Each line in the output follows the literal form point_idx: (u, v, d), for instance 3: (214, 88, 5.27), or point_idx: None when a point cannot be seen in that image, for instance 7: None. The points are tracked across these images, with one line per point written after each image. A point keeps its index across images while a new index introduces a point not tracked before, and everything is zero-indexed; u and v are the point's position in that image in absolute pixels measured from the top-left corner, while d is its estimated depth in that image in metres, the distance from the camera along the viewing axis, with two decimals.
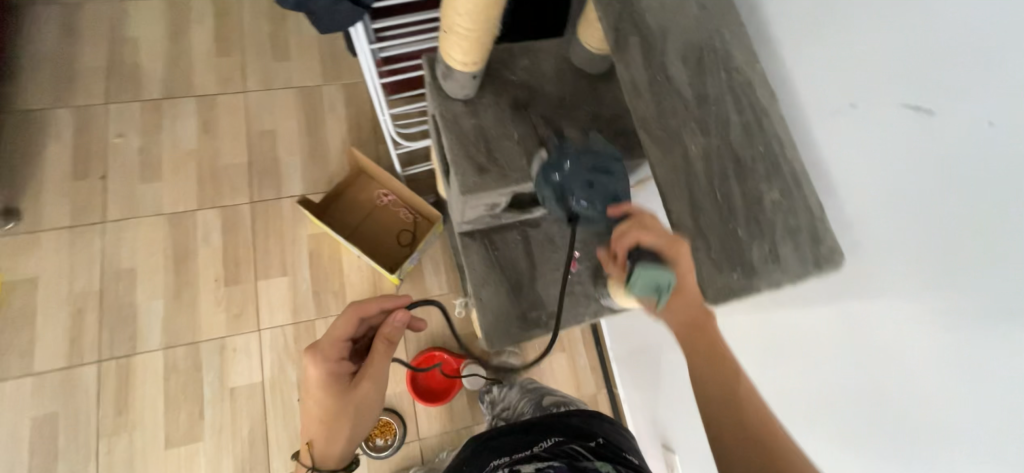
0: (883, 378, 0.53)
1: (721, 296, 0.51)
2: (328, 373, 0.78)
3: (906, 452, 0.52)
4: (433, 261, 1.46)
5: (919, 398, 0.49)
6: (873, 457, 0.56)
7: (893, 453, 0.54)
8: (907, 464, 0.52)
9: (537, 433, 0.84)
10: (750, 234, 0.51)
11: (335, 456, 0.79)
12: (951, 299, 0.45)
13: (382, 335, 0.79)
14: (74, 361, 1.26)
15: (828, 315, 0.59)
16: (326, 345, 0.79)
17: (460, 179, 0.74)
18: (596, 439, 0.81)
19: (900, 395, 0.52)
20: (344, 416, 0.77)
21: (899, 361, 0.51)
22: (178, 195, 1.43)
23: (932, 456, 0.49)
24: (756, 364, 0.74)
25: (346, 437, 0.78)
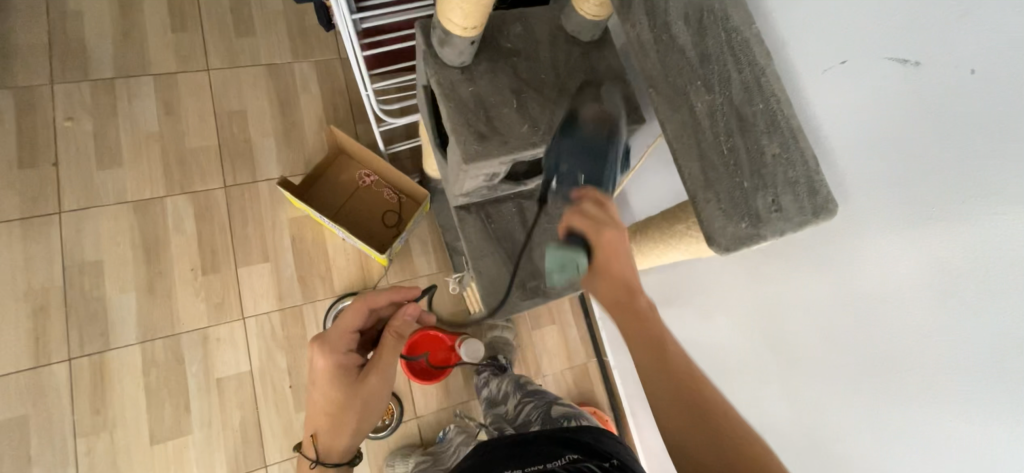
0: (876, 320, 0.59)
1: (731, 245, 0.53)
2: (334, 364, 0.76)
3: (900, 383, 0.58)
4: (421, 240, 1.45)
5: (909, 334, 0.56)
6: (867, 387, 0.63)
7: (885, 381, 0.60)
8: (899, 389, 0.59)
9: (549, 447, 0.73)
10: (755, 186, 0.54)
11: (338, 450, 0.75)
12: (938, 243, 0.50)
13: (391, 327, 0.77)
14: (41, 361, 1.18)
15: (823, 270, 0.65)
16: (333, 336, 0.78)
17: (462, 147, 0.74)
18: (612, 459, 0.69)
19: (891, 334, 0.58)
20: (349, 411, 0.74)
21: (890, 305, 0.57)
22: (143, 182, 1.34)
23: (925, 382, 0.55)
24: (756, 322, 0.80)
25: (350, 431, 0.74)
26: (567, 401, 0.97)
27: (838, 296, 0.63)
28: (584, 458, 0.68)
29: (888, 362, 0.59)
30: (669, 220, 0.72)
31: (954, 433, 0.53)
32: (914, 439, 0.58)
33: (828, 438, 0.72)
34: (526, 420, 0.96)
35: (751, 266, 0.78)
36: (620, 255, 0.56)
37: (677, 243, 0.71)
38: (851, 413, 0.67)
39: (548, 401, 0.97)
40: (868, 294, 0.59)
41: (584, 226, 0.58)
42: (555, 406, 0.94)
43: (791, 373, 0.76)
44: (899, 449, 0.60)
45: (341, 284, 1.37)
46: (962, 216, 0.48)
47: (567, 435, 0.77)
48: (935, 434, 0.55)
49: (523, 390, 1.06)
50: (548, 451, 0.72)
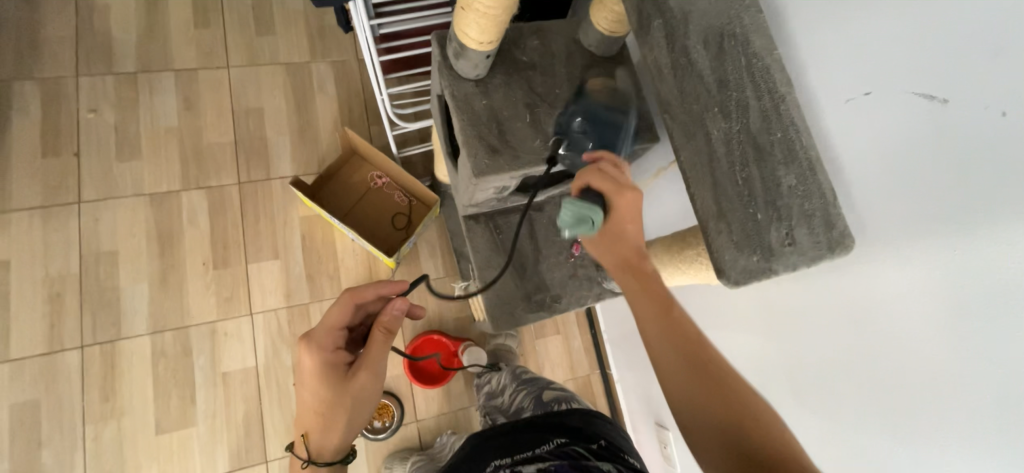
0: (886, 362, 0.58)
1: (740, 278, 0.53)
2: (323, 362, 0.76)
3: (910, 427, 0.57)
4: (429, 245, 1.45)
5: (921, 379, 0.54)
6: (875, 420, 0.61)
7: (893, 416, 0.58)
8: (908, 426, 0.57)
9: (536, 434, 0.73)
10: (768, 218, 0.52)
11: (331, 448, 0.76)
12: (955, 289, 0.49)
13: (379, 324, 0.76)
14: (54, 347, 1.21)
15: (835, 305, 0.63)
16: (320, 334, 0.77)
17: (472, 161, 0.74)
18: (599, 440, 0.70)
19: (902, 377, 0.56)
20: (341, 408, 0.75)
21: (902, 347, 0.55)
22: (160, 175, 1.37)
23: (935, 421, 0.53)
24: (763, 344, 0.79)
25: (343, 426, 0.75)
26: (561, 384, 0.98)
27: (848, 325, 0.62)
28: (571, 442, 0.68)
29: (898, 404, 0.57)
30: (680, 244, 0.70)
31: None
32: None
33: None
34: (519, 408, 0.98)
35: (762, 292, 0.76)
36: (634, 218, 0.60)
37: (687, 268, 0.69)
38: (859, 445, 0.65)
39: (541, 388, 0.98)
40: (880, 334, 0.58)
41: (607, 186, 0.60)
42: (546, 391, 0.96)
43: (797, 400, 0.74)
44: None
45: (348, 284, 1.38)
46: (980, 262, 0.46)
47: (554, 421, 0.76)
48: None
49: (518, 379, 1.07)
50: (534, 436, 0.72)
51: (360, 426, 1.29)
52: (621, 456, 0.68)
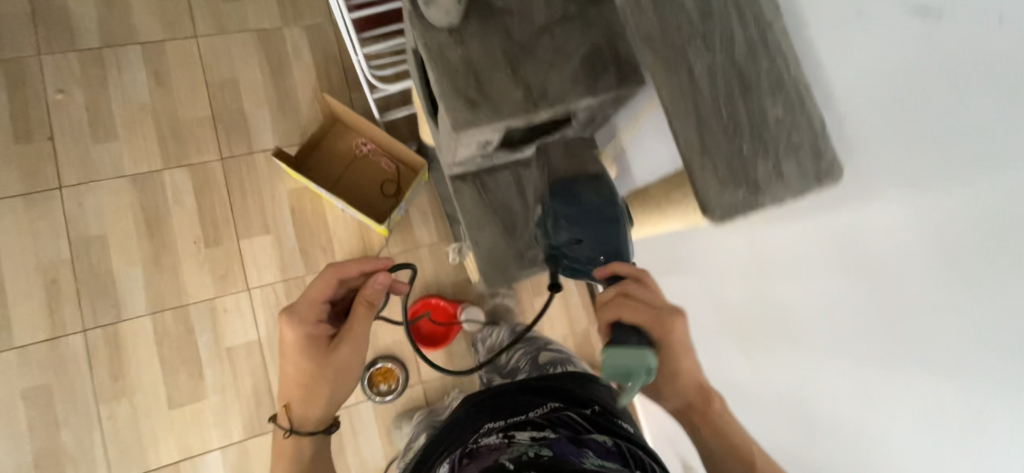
0: (878, 296, 0.58)
1: (727, 214, 0.52)
2: (305, 334, 0.77)
3: (899, 358, 0.57)
4: (421, 210, 1.44)
5: (912, 311, 0.54)
6: (865, 358, 0.62)
7: (884, 352, 0.59)
8: (900, 360, 0.57)
9: (532, 398, 0.71)
10: (755, 151, 0.51)
11: (313, 418, 0.78)
12: (952, 218, 0.48)
13: (362, 297, 0.77)
14: (57, 332, 1.22)
15: (827, 245, 0.63)
16: (302, 306, 0.78)
17: (450, 115, 0.71)
18: (594, 406, 0.67)
19: (894, 310, 0.56)
20: (323, 380, 0.76)
21: (895, 280, 0.55)
22: (140, 155, 1.33)
23: (926, 353, 0.54)
24: (756, 291, 0.79)
25: (326, 396, 0.77)
26: (558, 347, 0.97)
27: (841, 265, 0.62)
28: (566, 408, 0.66)
29: (888, 338, 0.58)
30: (668, 187, 0.69)
31: (950, 408, 0.53)
32: (908, 412, 0.58)
33: (819, 408, 0.73)
34: (516, 368, 0.95)
35: (753, 238, 0.76)
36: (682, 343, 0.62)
37: (674, 213, 0.68)
38: (849, 383, 0.66)
39: (538, 349, 0.97)
40: (872, 270, 0.58)
41: (647, 317, 0.62)
42: (542, 353, 0.95)
43: (790, 344, 0.75)
44: (894, 422, 0.61)
45: (343, 255, 1.38)
46: (977, 188, 0.45)
47: (550, 385, 0.74)
48: (931, 408, 0.55)
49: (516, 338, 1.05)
50: (528, 401, 0.70)
51: (366, 390, 1.32)
52: (617, 423, 0.64)
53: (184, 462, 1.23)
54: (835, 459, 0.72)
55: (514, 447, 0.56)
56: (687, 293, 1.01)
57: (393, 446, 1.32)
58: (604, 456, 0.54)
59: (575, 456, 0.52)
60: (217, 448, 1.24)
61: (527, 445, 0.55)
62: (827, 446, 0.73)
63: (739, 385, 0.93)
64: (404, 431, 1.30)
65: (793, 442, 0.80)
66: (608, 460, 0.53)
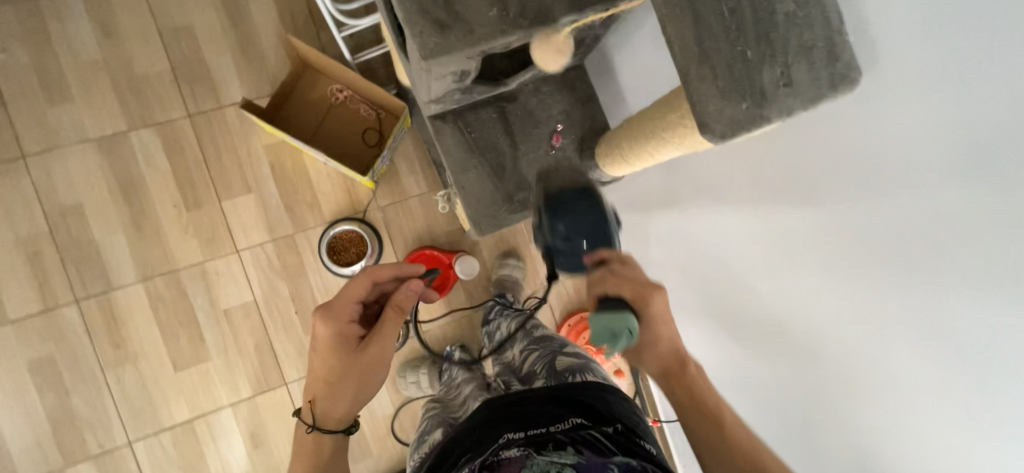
0: (887, 217, 0.53)
1: (728, 131, 0.46)
2: (337, 333, 0.73)
3: (904, 283, 0.53)
4: (407, 159, 1.37)
5: (929, 229, 0.49)
6: (859, 284, 0.58)
7: (878, 274, 0.55)
8: (895, 281, 0.54)
9: (554, 411, 0.71)
10: (761, 56, 0.44)
11: (336, 416, 0.71)
12: (979, 119, 0.42)
13: (395, 301, 0.75)
14: (50, 304, 1.21)
15: (836, 164, 0.57)
16: (336, 304, 0.75)
17: (418, 41, 0.63)
18: (617, 424, 0.67)
19: (904, 231, 0.51)
20: (352, 380, 0.72)
21: (907, 197, 0.50)
22: (102, 116, 1.25)
23: (923, 270, 0.51)
24: (748, 224, 0.73)
25: (351, 396, 0.72)
26: (577, 351, 0.90)
27: (844, 183, 0.56)
28: (589, 425, 0.66)
29: (897, 261, 0.53)
30: (663, 109, 0.63)
31: (959, 330, 0.49)
32: (906, 338, 0.54)
33: (798, 347, 0.70)
34: (531, 373, 0.90)
35: (751, 166, 0.70)
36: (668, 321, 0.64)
37: (670, 138, 0.63)
38: (837, 315, 0.62)
39: (555, 352, 0.90)
40: (882, 187, 0.52)
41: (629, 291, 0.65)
42: (559, 357, 0.88)
43: (777, 280, 0.70)
44: (890, 352, 0.57)
45: (330, 211, 1.33)
46: (1008, 93, 0.40)
47: (569, 394, 0.74)
48: (923, 333, 0.52)
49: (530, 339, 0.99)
50: (549, 412, 0.70)
51: None
52: (639, 444, 0.64)
53: (197, 419, 1.26)
54: (818, 400, 0.69)
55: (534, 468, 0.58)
56: (673, 238, 0.96)
57: (399, 394, 1.35)
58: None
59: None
60: (228, 406, 1.27)
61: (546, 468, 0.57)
62: (809, 387, 0.70)
63: (720, 331, 0.89)
64: (409, 379, 1.32)
65: (774, 386, 0.77)
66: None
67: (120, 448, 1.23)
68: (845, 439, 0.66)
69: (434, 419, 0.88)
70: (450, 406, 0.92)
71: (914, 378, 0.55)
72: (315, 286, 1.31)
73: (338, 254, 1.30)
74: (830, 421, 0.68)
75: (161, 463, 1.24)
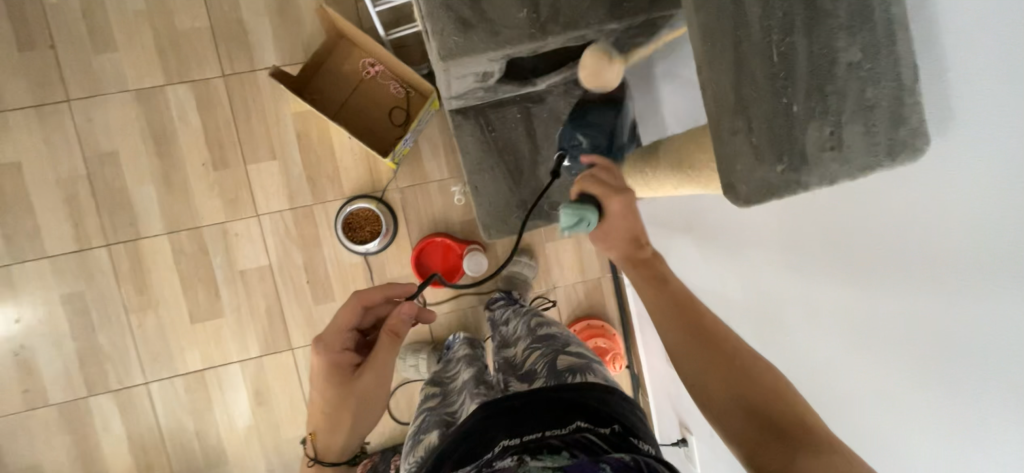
0: (924, 306, 0.47)
1: (753, 194, 0.44)
2: (330, 364, 0.74)
3: (933, 379, 0.48)
4: (431, 142, 1.34)
5: (965, 329, 0.44)
6: (887, 356, 0.53)
7: (909, 349, 0.50)
8: (927, 360, 0.48)
9: (550, 412, 0.66)
10: (808, 112, 0.41)
11: (337, 448, 0.73)
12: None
13: (388, 327, 0.75)
14: (84, 244, 1.28)
15: (872, 238, 0.51)
16: (328, 335, 0.76)
17: (439, 40, 0.60)
18: (613, 424, 0.65)
19: (940, 324, 0.46)
20: (348, 409, 0.73)
21: (950, 290, 0.44)
22: (142, 67, 1.27)
23: (960, 355, 0.45)
24: (775, 265, 0.68)
25: (349, 427, 0.73)
26: (580, 350, 0.83)
27: (880, 245, 0.50)
28: (586, 428, 0.63)
29: (929, 353, 0.48)
30: (695, 141, 0.57)
31: (981, 444, 0.44)
32: (932, 423, 0.49)
33: (817, 402, 0.65)
34: (531, 371, 0.83)
35: (782, 217, 0.64)
36: (632, 217, 0.61)
37: (696, 175, 0.58)
38: (862, 380, 0.57)
39: (557, 351, 0.83)
40: (923, 273, 0.46)
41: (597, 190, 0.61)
42: (561, 357, 0.81)
43: (802, 330, 0.65)
44: (913, 441, 0.52)
45: (350, 186, 1.33)
46: None
47: (564, 394, 0.69)
48: (952, 423, 0.47)
49: (533, 335, 0.92)
50: (544, 412, 0.66)
51: None
52: (636, 444, 0.63)
53: (207, 370, 1.32)
54: None
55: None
56: (702, 264, 0.90)
57: (398, 374, 1.37)
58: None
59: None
60: (237, 362, 1.33)
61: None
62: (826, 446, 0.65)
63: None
64: (408, 362, 1.34)
65: None
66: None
67: (137, 386, 1.31)
68: None
69: (429, 417, 0.83)
70: (446, 400, 0.87)
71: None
72: (328, 259, 1.33)
73: (353, 231, 1.30)
74: None
75: (173, 406, 1.32)
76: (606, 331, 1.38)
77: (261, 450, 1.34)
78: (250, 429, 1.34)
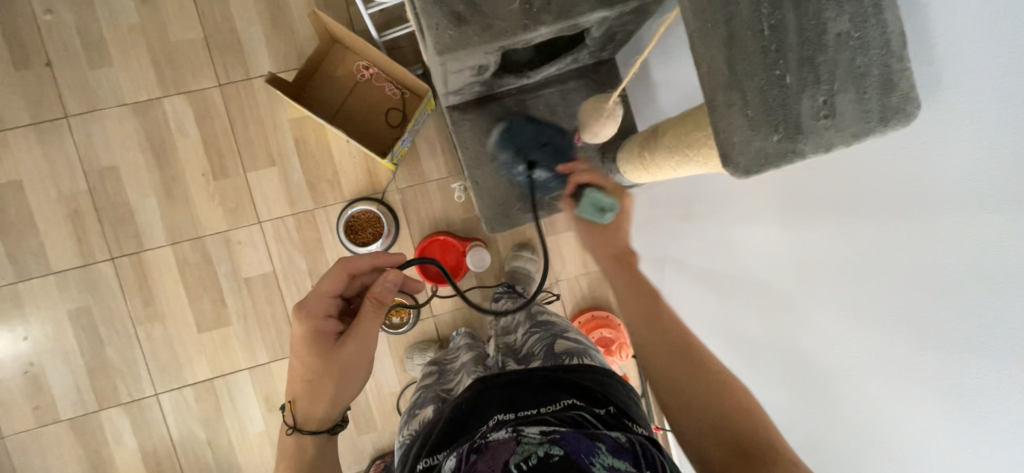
0: (915, 268, 0.50)
1: (752, 165, 0.46)
2: (312, 330, 0.75)
3: (929, 339, 0.50)
4: (429, 142, 1.35)
5: (959, 290, 0.46)
6: (886, 315, 0.54)
7: (908, 306, 0.51)
8: (927, 315, 0.50)
9: (546, 391, 0.67)
10: (801, 83, 0.42)
11: (318, 416, 0.72)
12: (1015, 186, 0.39)
13: (370, 294, 0.74)
14: (88, 259, 1.29)
15: (864, 204, 0.53)
16: (311, 300, 0.76)
17: (433, 34, 0.61)
18: (609, 406, 0.65)
19: (932, 280, 0.48)
20: (328, 377, 0.73)
21: (946, 252, 0.46)
22: (137, 81, 1.28)
23: (958, 307, 0.46)
24: (771, 237, 0.69)
25: (332, 394, 0.73)
26: (579, 337, 0.84)
27: (876, 208, 0.52)
28: (581, 406, 0.62)
29: (925, 316, 0.50)
30: (689, 123, 0.60)
31: (979, 398, 0.47)
32: (933, 375, 0.51)
33: (817, 368, 0.67)
34: (529, 354, 0.83)
35: (778, 187, 0.66)
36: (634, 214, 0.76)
37: (688, 153, 0.61)
38: (860, 342, 0.59)
39: (556, 335, 0.83)
40: (914, 235, 0.49)
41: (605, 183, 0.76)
42: (559, 341, 0.81)
43: (800, 298, 0.67)
44: (908, 402, 0.55)
45: (350, 189, 1.34)
46: None
47: (562, 376, 0.69)
48: (954, 374, 0.49)
49: (534, 319, 0.92)
50: (539, 394, 0.66)
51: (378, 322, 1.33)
52: (631, 426, 0.61)
53: (216, 379, 1.33)
54: (829, 439, 0.68)
55: (524, 446, 0.51)
56: (699, 240, 0.91)
57: (407, 374, 1.38)
58: (618, 455, 0.50)
59: (587, 455, 0.49)
60: (246, 369, 1.33)
61: (537, 442, 0.50)
62: (825, 411, 0.67)
63: (735, 349, 0.87)
64: (416, 361, 1.35)
65: (784, 414, 0.77)
66: (620, 459, 0.50)
67: (148, 398, 1.32)
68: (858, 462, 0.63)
69: (425, 393, 0.84)
70: (443, 377, 0.87)
71: (926, 431, 0.53)
72: (332, 263, 1.34)
73: (355, 234, 1.30)
74: (842, 441, 0.66)
75: (184, 415, 1.32)
76: (611, 321, 1.39)
77: (273, 457, 1.35)
78: (262, 436, 1.34)
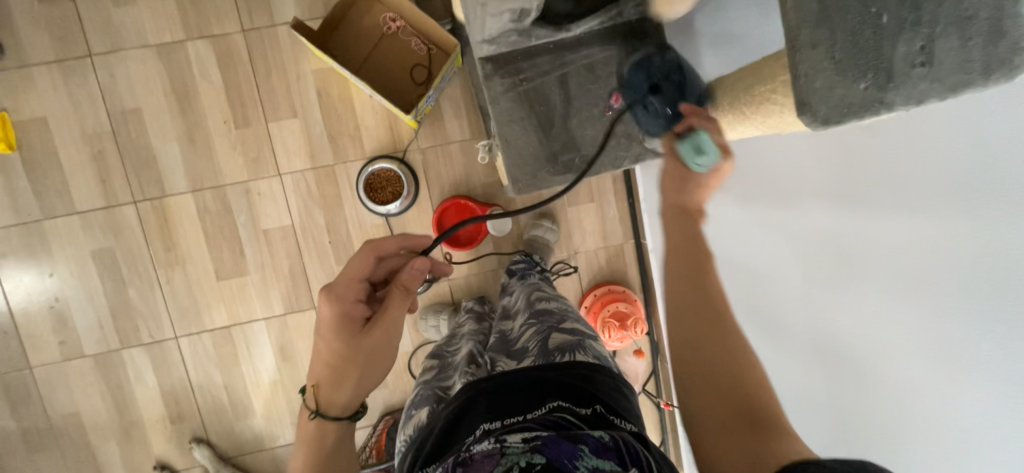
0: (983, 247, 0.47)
1: (831, 114, 0.49)
2: (341, 313, 0.71)
3: (988, 330, 0.47)
4: (453, 101, 1.31)
5: None
6: (941, 298, 0.52)
7: (964, 288, 0.49)
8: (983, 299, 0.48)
9: (531, 394, 0.62)
10: (899, 24, 0.41)
11: (340, 403, 0.69)
12: None
13: (399, 281, 0.72)
14: (111, 201, 1.30)
15: (930, 179, 0.50)
16: (339, 284, 0.73)
17: None
18: (594, 404, 0.61)
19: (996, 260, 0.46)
20: (355, 363, 0.69)
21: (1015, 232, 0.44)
22: (162, 22, 1.25)
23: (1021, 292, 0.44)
24: (820, 215, 0.66)
25: (357, 378, 0.70)
26: (575, 327, 0.78)
27: (945, 182, 0.49)
28: (565, 407, 0.58)
29: (984, 306, 0.48)
30: (752, 78, 0.61)
31: None
32: (981, 364, 0.49)
33: (851, 355, 0.65)
34: (523, 348, 0.77)
35: (834, 163, 0.63)
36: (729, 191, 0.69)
37: (756, 109, 0.61)
38: (904, 327, 0.56)
39: (551, 329, 0.77)
40: (992, 216, 0.45)
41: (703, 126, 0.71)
42: (553, 335, 0.76)
43: (841, 280, 0.64)
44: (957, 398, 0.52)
45: (371, 146, 1.31)
46: None
47: (545, 377, 0.65)
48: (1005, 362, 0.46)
49: (532, 309, 0.87)
50: (528, 396, 0.62)
51: None
52: (617, 424, 0.58)
53: (234, 327, 1.35)
54: (861, 436, 0.66)
55: (507, 457, 0.48)
56: (739, 219, 0.88)
57: (419, 334, 1.39)
58: (602, 456, 0.48)
59: (569, 459, 0.46)
60: (261, 319, 1.35)
61: (521, 452, 0.48)
62: (859, 400, 0.65)
63: (762, 333, 0.85)
64: (429, 323, 1.34)
65: (808, 401, 0.75)
66: (604, 459, 0.47)
67: (167, 340, 1.35)
68: (886, 453, 0.61)
69: (423, 391, 0.79)
70: (441, 373, 0.82)
71: (965, 423, 0.52)
72: (350, 221, 1.33)
73: (375, 192, 1.28)
74: (869, 430, 0.64)
75: (202, 360, 1.36)
76: (627, 296, 1.36)
77: (286, 405, 1.38)
78: (274, 384, 1.37)
